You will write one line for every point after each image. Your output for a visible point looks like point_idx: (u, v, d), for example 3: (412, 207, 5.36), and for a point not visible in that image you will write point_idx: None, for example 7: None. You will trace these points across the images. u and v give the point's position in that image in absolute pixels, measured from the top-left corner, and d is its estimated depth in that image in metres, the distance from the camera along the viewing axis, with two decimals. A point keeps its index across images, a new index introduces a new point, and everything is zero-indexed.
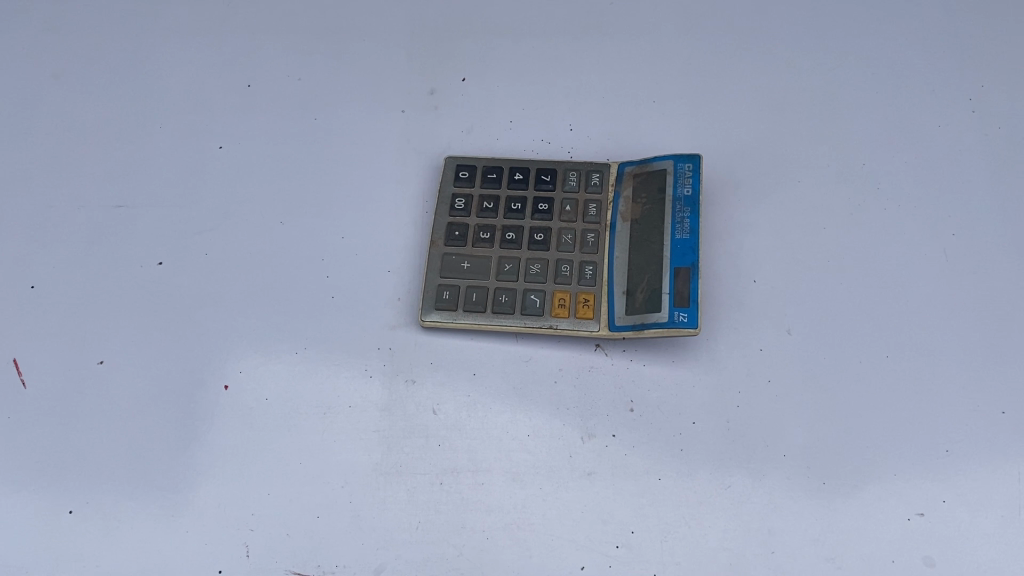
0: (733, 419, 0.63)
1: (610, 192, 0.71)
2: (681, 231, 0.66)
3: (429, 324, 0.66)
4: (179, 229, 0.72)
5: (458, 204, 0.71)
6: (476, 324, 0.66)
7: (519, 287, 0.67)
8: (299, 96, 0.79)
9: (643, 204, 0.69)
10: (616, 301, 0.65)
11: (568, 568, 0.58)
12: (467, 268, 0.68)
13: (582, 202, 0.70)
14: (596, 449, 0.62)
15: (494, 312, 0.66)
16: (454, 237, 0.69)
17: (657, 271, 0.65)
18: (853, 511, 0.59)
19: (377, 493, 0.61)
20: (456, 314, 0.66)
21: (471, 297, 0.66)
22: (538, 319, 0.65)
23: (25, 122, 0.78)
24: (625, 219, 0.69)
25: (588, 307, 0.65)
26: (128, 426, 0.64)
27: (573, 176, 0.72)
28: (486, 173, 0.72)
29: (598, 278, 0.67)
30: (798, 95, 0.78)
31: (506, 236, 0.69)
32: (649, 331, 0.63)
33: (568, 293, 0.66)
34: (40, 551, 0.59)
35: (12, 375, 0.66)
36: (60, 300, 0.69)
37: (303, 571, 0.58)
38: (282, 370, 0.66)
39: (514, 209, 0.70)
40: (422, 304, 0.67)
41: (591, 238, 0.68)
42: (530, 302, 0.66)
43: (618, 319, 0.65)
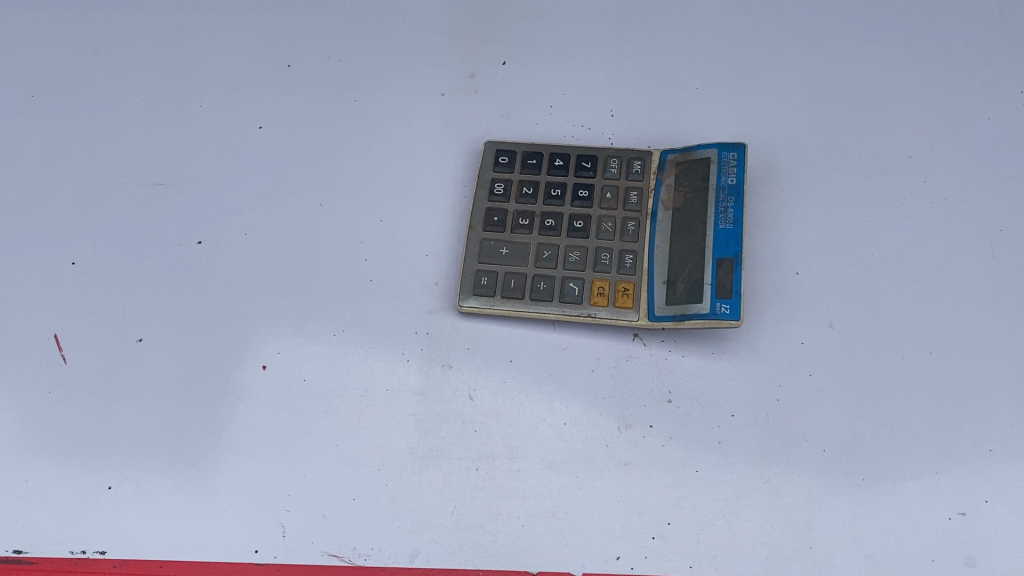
0: (772, 413, 0.62)
1: (651, 180, 0.70)
2: (724, 221, 0.66)
3: (466, 310, 0.66)
4: (218, 209, 0.72)
5: (497, 188, 0.70)
6: (513, 311, 0.66)
7: (558, 275, 0.66)
8: (339, 77, 0.79)
9: (685, 193, 0.68)
10: (656, 291, 0.65)
11: (603, 559, 0.58)
12: (505, 253, 0.68)
13: (623, 190, 0.70)
14: (633, 440, 0.62)
15: (532, 299, 0.66)
16: (492, 222, 0.69)
17: (699, 261, 0.64)
18: (892, 508, 0.58)
19: (413, 476, 0.61)
20: (493, 300, 0.66)
21: (509, 284, 0.66)
22: (576, 307, 0.65)
23: (68, 99, 0.79)
24: (666, 207, 0.68)
25: (627, 296, 0.65)
26: (166, 404, 0.64)
27: (613, 163, 0.71)
28: (526, 158, 0.72)
29: (638, 267, 0.66)
30: (843, 84, 0.77)
31: (546, 223, 0.69)
32: (690, 322, 0.62)
33: (608, 281, 0.66)
34: (79, 525, 0.60)
35: (53, 350, 0.66)
36: (100, 277, 0.69)
37: (339, 553, 0.58)
38: (319, 352, 0.66)
39: (554, 195, 0.70)
40: (460, 289, 0.67)
41: (632, 226, 0.68)
42: (569, 290, 0.66)
43: (658, 309, 0.64)
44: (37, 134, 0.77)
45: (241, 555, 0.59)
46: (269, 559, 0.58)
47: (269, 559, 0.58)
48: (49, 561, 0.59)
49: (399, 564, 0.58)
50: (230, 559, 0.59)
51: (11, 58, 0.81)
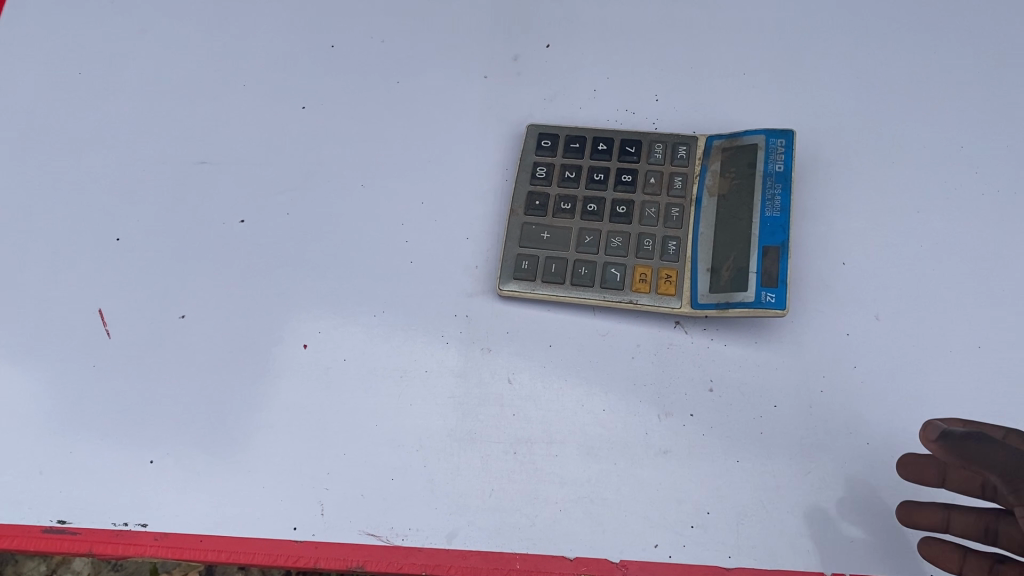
0: (815, 404, 0.61)
1: (696, 166, 0.69)
2: (771, 209, 0.65)
3: (506, 294, 0.66)
4: (261, 188, 0.73)
5: (540, 172, 0.70)
6: (554, 295, 0.65)
7: (599, 260, 0.66)
8: (383, 58, 0.79)
9: (731, 179, 0.67)
10: (700, 278, 0.64)
11: (640, 546, 0.57)
12: (546, 238, 0.67)
13: (667, 175, 0.69)
14: (673, 428, 0.61)
15: (573, 284, 0.65)
16: (534, 206, 0.69)
17: (744, 248, 0.64)
18: (937, 504, 0.58)
19: (451, 458, 0.61)
20: (533, 284, 0.66)
21: (550, 268, 0.66)
22: (618, 293, 0.64)
23: (114, 75, 0.79)
24: (711, 194, 0.67)
25: (670, 283, 0.64)
26: (207, 380, 0.64)
27: (658, 148, 0.70)
28: (568, 142, 0.71)
29: (681, 254, 0.65)
30: (894, 71, 0.75)
31: (588, 207, 0.68)
32: (734, 310, 0.62)
33: (650, 268, 0.65)
34: (121, 497, 0.61)
35: (98, 325, 0.67)
36: (145, 253, 0.70)
37: (376, 532, 0.59)
38: (360, 331, 0.66)
39: (596, 180, 0.69)
40: (500, 273, 0.66)
41: (676, 212, 0.67)
42: (610, 276, 0.65)
43: (701, 296, 0.63)
44: (83, 109, 0.77)
45: (280, 532, 0.59)
46: (308, 536, 0.59)
47: (308, 536, 0.59)
48: (92, 532, 0.60)
49: (436, 545, 0.58)
50: (270, 535, 0.59)
51: (57, 33, 0.81)
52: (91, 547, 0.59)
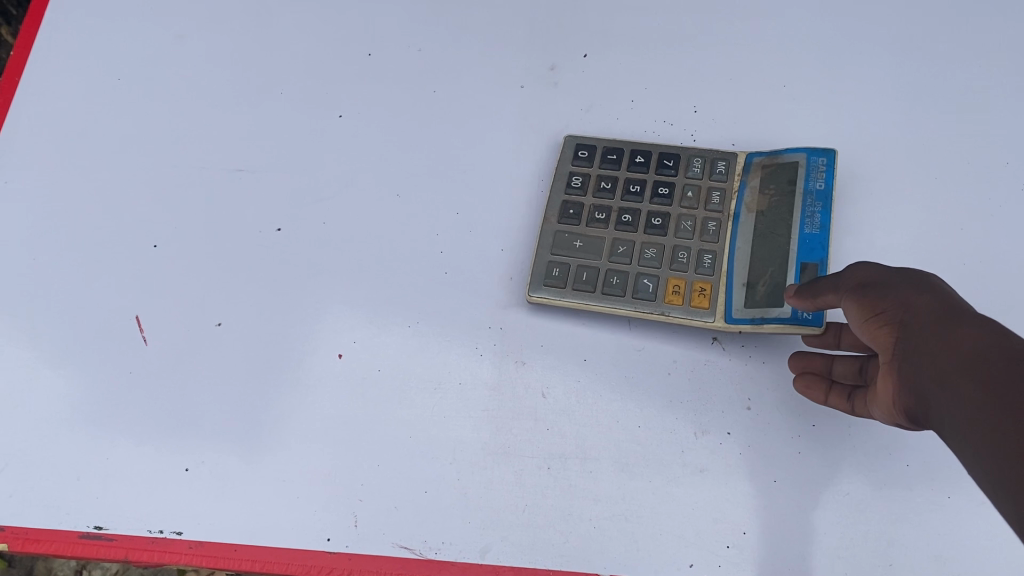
0: (854, 424, 0.60)
1: (734, 182, 0.68)
2: (810, 226, 0.64)
3: (535, 301, 0.65)
4: (297, 196, 0.73)
5: (575, 182, 0.70)
6: (584, 305, 0.64)
7: (632, 270, 0.65)
8: (421, 69, 0.79)
9: (770, 196, 0.66)
10: (734, 292, 0.63)
11: (675, 565, 0.57)
12: (579, 246, 0.67)
13: (705, 190, 0.68)
14: (709, 446, 0.60)
15: (604, 293, 0.65)
16: (568, 215, 0.68)
17: (781, 264, 0.63)
18: (979, 529, 0.57)
19: (484, 472, 0.60)
20: (563, 292, 0.65)
21: (581, 277, 0.65)
22: (650, 304, 0.64)
23: (154, 82, 0.80)
24: (750, 209, 0.66)
25: (704, 296, 0.63)
26: (242, 388, 0.64)
27: (696, 162, 0.70)
28: (606, 153, 0.71)
29: (716, 268, 0.64)
30: (936, 83, 0.74)
31: (623, 218, 0.68)
32: (769, 325, 0.61)
33: (684, 280, 0.64)
34: (155, 504, 0.61)
35: (134, 331, 0.67)
36: (182, 260, 0.70)
37: (409, 545, 0.58)
38: (394, 342, 0.66)
39: (633, 191, 0.69)
40: (530, 280, 0.66)
41: (713, 227, 0.66)
42: (642, 287, 0.64)
43: (735, 311, 0.62)
44: (123, 116, 0.78)
45: (314, 544, 0.59)
46: (341, 548, 0.59)
47: (341, 548, 0.59)
48: (128, 538, 0.60)
49: (469, 559, 0.58)
50: (303, 545, 0.59)
51: (99, 39, 0.82)
52: (127, 554, 0.60)
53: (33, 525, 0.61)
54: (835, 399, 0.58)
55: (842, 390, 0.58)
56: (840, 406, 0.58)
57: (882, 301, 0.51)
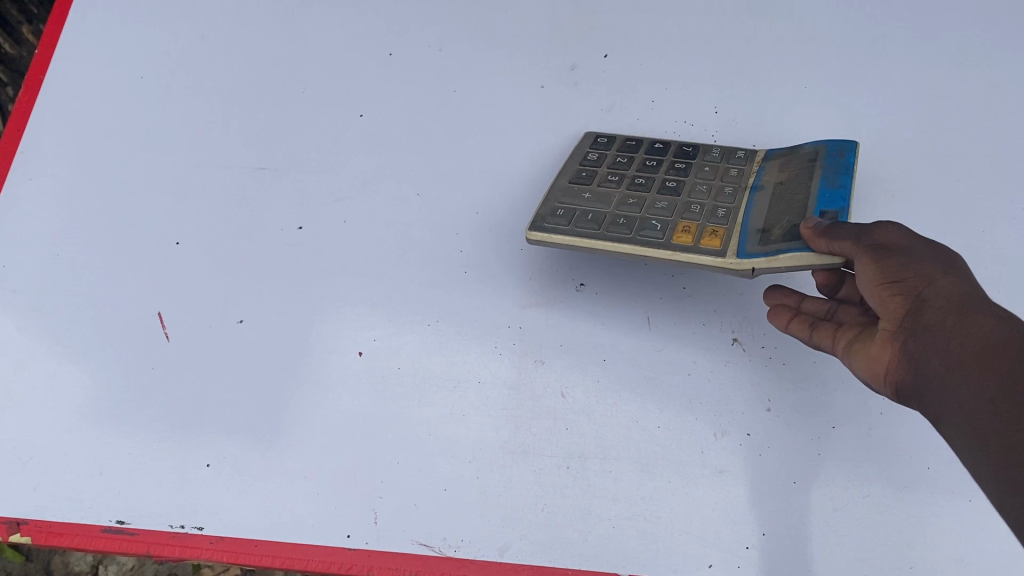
0: (875, 426, 0.61)
1: (753, 166, 0.67)
2: (831, 185, 0.61)
3: (535, 238, 0.62)
4: (318, 195, 0.73)
5: (590, 157, 0.70)
6: (587, 239, 0.61)
7: (642, 217, 0.62)
8: (442, 69, 0.80)
9: (789, 172, 0.65)
10: (749, 234, 0.59)
11: (695, 565, 0.57)
12: (587, 198, 0.65)
13: (722, 168, 0.67)
14: (729, 447, 0.60)
15: (608, 231, 0.61)
16: (580, 178, 0.67)
17: (801, 211, 0.59)
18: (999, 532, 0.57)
19: (503, 470, 0.61)
20: (567, 228, 0.62)
21: (586, 217, 0.63)
22: (656, 240, 0.60)
23: (177, 80, 0.80)
24: (768, 180, 0.65)
25: (715, 237, 0.59)
26: (262, 384, 0.65)
27: (716, 151, 0.69)
28: (625, 141, 0.71)
29: (730, 218, 0.61)
30: (961, 83, 0.73)
31: (635, 182, 0.66)
32: (783, 257, 0.55)
33: (695, 225, 0.61)
34: (178, 499, 0.61)
35: (156, 328, 0.67)
36: (204, 257, 0.70)
37: (429, 543, 0.59)
38: (414, 340, 0.66)
39: (648, 166, 0.68)
40: (533, 217, 0.63)
41: (730, 192, 0.64)
42: (651, 228, 0.61)
43: (748, 248, 0.58)
44: (146, 114, 0.78)
45: (334, 540, 0.59)
46: (361, 544, 0.59)
47: (361, 544, 0.59)
48: (151, 533, 0.60)
49: (489, 557, 0.58)
50: (323, 542, 0.59)
51: (123, 39, 0.83)
52: (150, 548, 0.60)
53: (56, 519, 0.61)
54: (797, 324, 0.58)
55: (806, 320, 0.58)
56: (800, 334, 0.58)
57: (904, 269, 0.49)
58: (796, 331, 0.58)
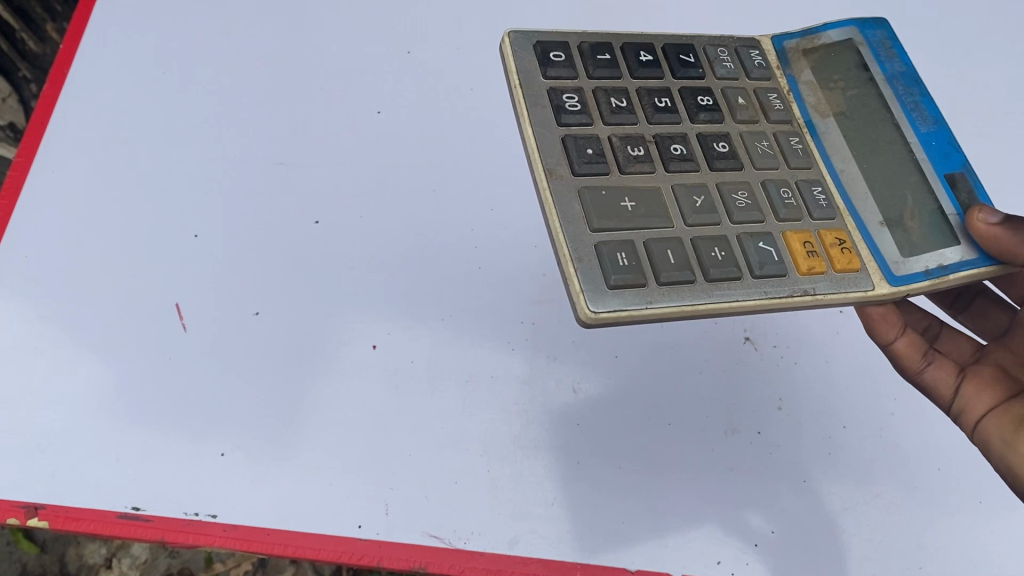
0: (885, 427, 0.66)
1: (781, 79, 0.61)
2: (924, 124, 0.58)
3: (604, 320, 0.46)
4: (335, 187, 0.74)
5: (573, 105, 0.54)
6: (692, 305, 0.48)
7: (730, 232, 0.52)
8: (458, 66, 0.81)
9: (844, 90, 0.60)
10: (877, 236, 0.54)
11: (705, 562, 0.59)
12: (632, 207, 0.51)
13: (756, 97, 0.59)
14: (739, 443, 0.64)
15: (714, 278, 0.49)
16: (589, 159, 0.52)
17: (922, 183, 0.56)
18: (991, 524, 0.62)
19: (515, 464, 0.62)
20: (652, 292, 0.48)
21: (666, 258, 0.49)
22: (782, 277, 0.50)
23: (192, 68, 0.80)
24: (825, 116, 0.59)
25: (846, 254, 0.52)
26: (278, 374, 0.65)
27: (721, 58, 0.61)
28: (594, 56, 0.57)
29: (833, 205, 0.55)
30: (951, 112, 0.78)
31: (673, 151, 0.55)
32: (955, 276, 0.53)
33: (808, 234, 0.53)
34: (191, 487, 0.61)
35: (173, 318, 0.67)
36: (223, 248, 0.71)
37: (440, 535, 0.59)
38: (427, 335, 0.67)
39: (663, 107, 0.57)
40: (589, 287, 0.46)
41: (796, 145, 0.57)
42: (766, 255, 0.51)
43: (896, 270, 0.53)
44: (162, 101, 0.78)
45: (346, 530, 0.60)
46: (372, 535, 0.60)
47: (372, 535, 0.60)
48: (164, 520, 0.60)
49: (499, 550, 0.59)
50: (335, 533, 0.60)
51: (137, 25, 0.82)
52: (164, 535, 0.60)
53: (74, 503, 0.60)
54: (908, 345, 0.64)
55: (918, 345, 0.64)
56: (907, 351, 0.64)
57: None
58: (904, 349, 0.64)
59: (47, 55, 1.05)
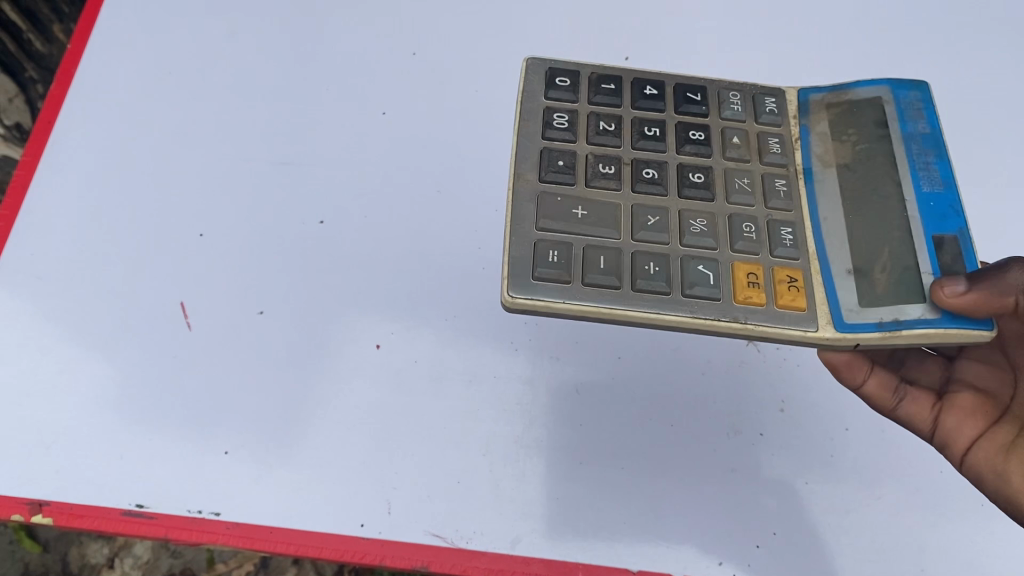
0: (889, 428, 0.65)
1: (792, 126, 0.61)
2: (929, 185, 0.54)
3: (517, 304, 0.51)
4: (339, 187, 0.74)
5: (558, 121, 0.59)
6: (602, 307, 0.51)
7: (675, 253, 0.54)
8: (464, 66, 0.81)
9: (853, 143, 0.58)
10: (838, 284, 0.52)
11: (706, 562, 0.60)
12: (583, 215, 0.55)
13: (755, 139, 0.60)
14: (740, 444, 0.64)
15: (638, 288, 0.52)
16: (556, 169, 0.57)
17: (905, 239, 0.52)
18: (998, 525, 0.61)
19: (517, 464, 0.62)
20: (571, 288, 0.51)
21: (597, 264, 0.52)
22: (713, 299, 0.52)
23: (199, 69, 0.80)
24: (825, 165, 0.58)
25: (792, 291, 0.52)
26: (282, 374, 0.65)
27: (733, 100, 0.62)
28: (597, 84, 0.62)
29: (800, 246, 0.55)
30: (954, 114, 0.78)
31: (646, 175, 0.58)
32: (908, 331, 0.49)
33: (759, 268, 0.54)
34: (195, 485, 0.62)
35: (178, 317, 0.67)
36: (228, 248, 0.71)
37: (442, 534, 0.60)
38: (431, 335, 0.67)
39: (650, 136, 0.60)
40: (513, 274, 0.52)
41: (782, 187, 0.57)
42: (700, 278, 0.53)
43: (846, 317, 0.51)
44: (168, 101, 0.78)
45: (348, 529, 0.60)
46: (374, 534, 0.60)
47: (374, 534, 0.60)
48: (168, 517, 0.61)
49: (500, 549, 0.59)
50: (338, 531, 0.60)
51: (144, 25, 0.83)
52: (168, 532, 0.60)
53: (77, 500, 0.61)
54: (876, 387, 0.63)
55: (886, 384, 0.64)
56: (878, 392, 0.63)
57: None
58: (874, 390, 0.63)
59: (54, 55, 1.04)
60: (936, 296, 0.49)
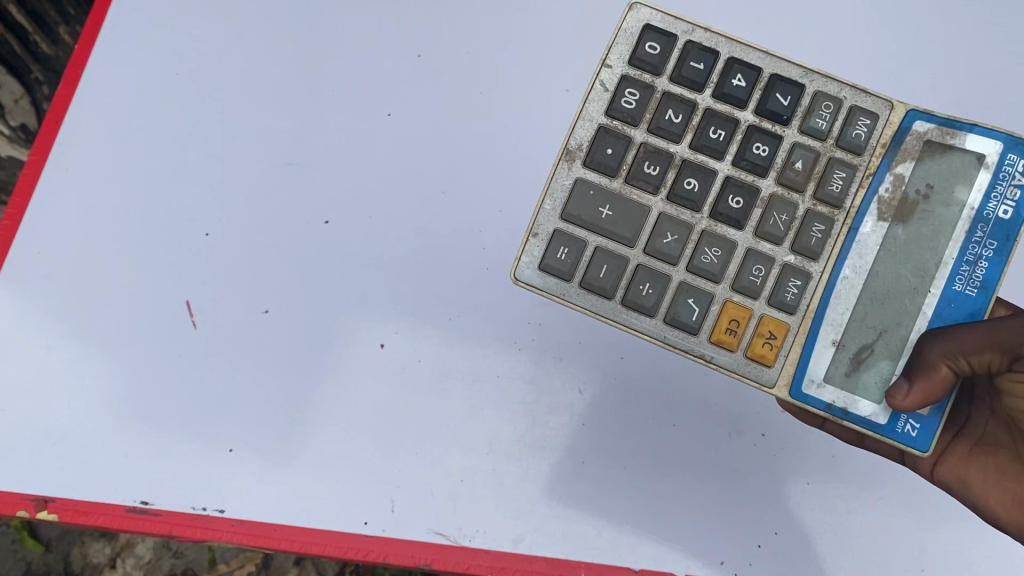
0: None
1: (872, 157, 0.55)
2: (964, 282, 0.54)
3: (524, 285, 0.55)
4: (339, 180, 0.71)
5: (627, 97, 0.55)
6: (590, 310, 0.54)
7: (675, 279, 0.55)
8: (465, 40, 0.75)
9: (917, 206, 0.54)
10: (818, 350, 0.55)
11: (707, 561, 0.63)
12: (607, 216, 0.55)
13: (823, 166, 0.55)
14: (743, 445, 0.65)
15: (626, 304, 0.54)
16: (602, 157, 0.55)
17: (908, 330, 0.54)
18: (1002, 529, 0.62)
19: (519, 463, 0.64)
20: (569, 288, 0.55)
21: (598, 273, 0.54)
22: (691, 335, 0.55)
23: (181, 45, 0.75)
24: (879, 218, 0.55)
25: (765, 347, 0.55)
26: (286, 375, 0.66)
27: (823, 110, 0.55)
28: (690, 59, 0.55)
29: (801, 304, 0.55)
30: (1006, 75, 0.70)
31: (685, 186, 0.55)
32: (849, 422, 0.55)
33: (746, 315, 0.55)
34: (200, 483, 0.64)
35: (183, 317, 0.68)
36: (231, 251, 0.70)
37: (444, 531, 0.63)
38: (434, 333, 0.67)
39: (713, 136, 0.55)
40: (526, 253, 0.55)
41: (818, 235, 0.55)
42: (687, 313, 0.54)
43: (806, 386, 0.55)
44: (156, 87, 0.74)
45: (352, 526, 0.63)
46: (376, 531, 0.63)
47: (378, 531, 0.63)
48: (173, 514, 0.64)
49: (502, 547, 0.63)
50: (342, 527, 0.63)
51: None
52: (171, 529, 0.64)
53: (82, 497, 0.64)
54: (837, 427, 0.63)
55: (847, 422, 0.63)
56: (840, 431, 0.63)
57: None
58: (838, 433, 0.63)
59: (60, 57, 1.02)
60: (891, 399, 0.53)
